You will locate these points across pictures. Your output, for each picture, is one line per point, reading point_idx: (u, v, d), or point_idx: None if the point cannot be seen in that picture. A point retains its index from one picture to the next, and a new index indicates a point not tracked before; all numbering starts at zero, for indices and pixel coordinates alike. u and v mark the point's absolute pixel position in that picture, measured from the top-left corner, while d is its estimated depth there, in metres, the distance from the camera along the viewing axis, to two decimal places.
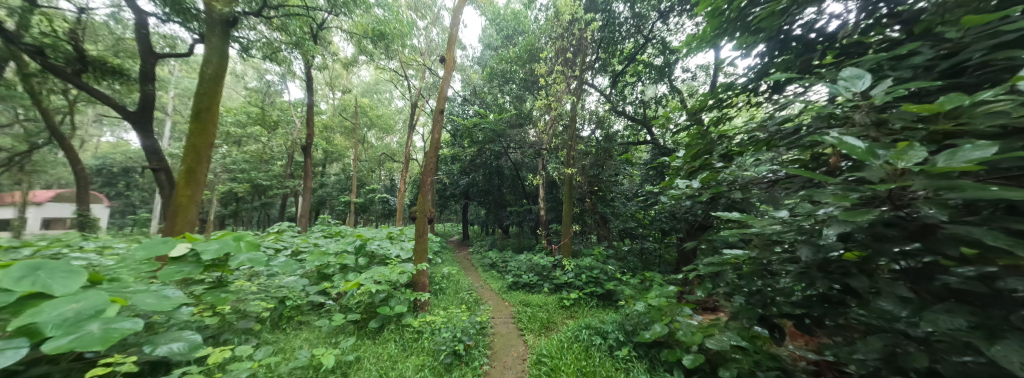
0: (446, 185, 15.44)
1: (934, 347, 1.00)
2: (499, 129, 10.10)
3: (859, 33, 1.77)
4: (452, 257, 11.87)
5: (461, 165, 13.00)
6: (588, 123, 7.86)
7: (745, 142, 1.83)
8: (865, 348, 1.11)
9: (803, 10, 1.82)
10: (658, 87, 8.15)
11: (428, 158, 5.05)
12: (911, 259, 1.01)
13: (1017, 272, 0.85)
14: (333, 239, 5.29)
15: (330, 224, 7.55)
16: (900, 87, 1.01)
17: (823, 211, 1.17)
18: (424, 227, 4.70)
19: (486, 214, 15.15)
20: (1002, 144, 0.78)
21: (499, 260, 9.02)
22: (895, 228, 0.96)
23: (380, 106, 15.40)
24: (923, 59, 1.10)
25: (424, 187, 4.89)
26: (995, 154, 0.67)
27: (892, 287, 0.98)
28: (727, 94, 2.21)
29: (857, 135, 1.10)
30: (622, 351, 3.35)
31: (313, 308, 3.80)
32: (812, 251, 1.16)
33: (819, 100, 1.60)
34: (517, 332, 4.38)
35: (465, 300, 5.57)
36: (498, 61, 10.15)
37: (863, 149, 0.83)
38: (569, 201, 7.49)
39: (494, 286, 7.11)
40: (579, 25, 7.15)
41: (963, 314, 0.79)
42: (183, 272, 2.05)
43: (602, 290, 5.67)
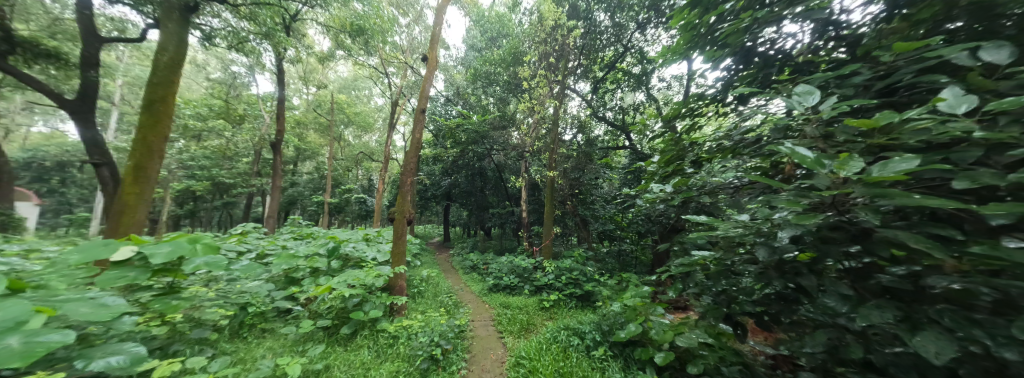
0: (428, 185, 15.20)
1: (869, 339, 1.11)
2: (482, 130, 9.87)
3: (812, 52, 1.94)
4: (432, 259, 11.65)
5: (443, 166, 12.87)
6: (570, 127, 8.06)
7: (713, 149, 1.93)
8: (813, 342, 1.20)
9: (764, 29, 1.97)
10: (636, 95, 8.40)
11: (408, 158, 4.91)
12: (851, 260, 1.12)
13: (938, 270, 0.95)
14: (303, 240, 5.01)
15: (301, 225, 7.18)
16: (844, 104, 1.11)
17: (778, 214, 1.25)
18: (402, 229, 4.57)
19: (467, 215, 15.02)
20: (926, 158, 0.88)
21: (480, 262, 8.96)
22: (838, 231, 1.06)
23: (358, 103, 14.89)
24: (863, 79, 1.22)
25: (403, 189, 4.76)
26: (917, 166, 0.76)
27: (835, 286, 1.07)
28: (698, 103, 2.34)
29: (807, 146, 1.20)
30: (598, 350, 3.41)
31: (279, 314, 3.58)
32: (768, 253, 1.25)
33: (778, 111, 1.73)
34: (496, 334, 4.36)
35: (445, 302, 5.47)
36: (482, 63, 10.16)
37: (812, 158, 0.92)
38: (550, 203, 7.55)
39: (474, 288, 7.03)
40: (562, 31, 7.28)
41: (891, 308, 0.88)
42: (127, 278, 1.87)
43: (580, 291, 5.76)
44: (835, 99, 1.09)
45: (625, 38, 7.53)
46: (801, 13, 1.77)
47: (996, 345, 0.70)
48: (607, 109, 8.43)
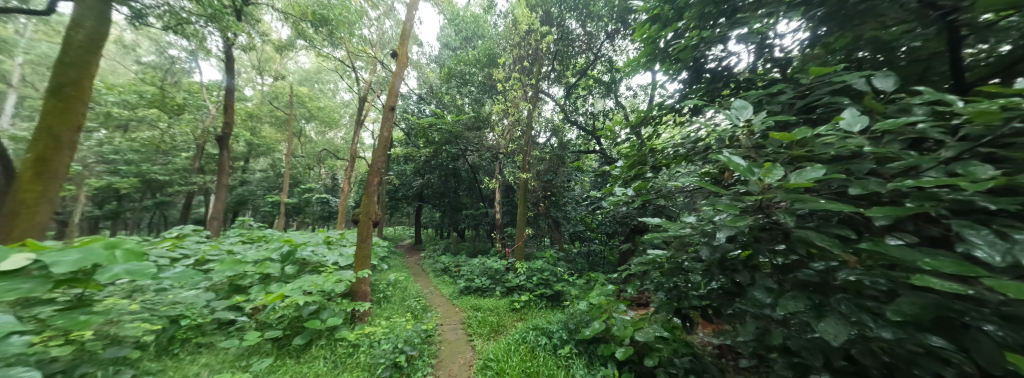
0: (398, 186, 14.69)
1: (790, 327, 1.26)
2: (455, 130, 9.69)
3: (752, 71, 2.17)
4: (401, 262, 11.21)
5: (415, 165, 12.54)
6: (544, 130, 8.18)
7: (671, 155, 2.06)
8: (745, 330, 1.35)
9: (712, 47, 2.18)
10: (606, 101, 8.77)
11: (376, 157, 4.68)
12: (778, 257, 1.26)
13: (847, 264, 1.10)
14: (253, 244, 4.57)
15: (252, 227, 6.55)
16: (772, 119, 1.26)
17: (718, 217, 1.39)
18: (368, 231, 4.36)
19: (440, 217, 14.67)
20: (835, 167, 1.02)
21: (451, 265, 8.77)
22: (767, 231, 1.19)
23: (321, 97, 13.97)
24: (788, 97, 1.39)
25: (368, 189, 4.53)
26: (823, 174, 0.89)
27: (763, 281, 1.21)
28: (658, 112, 2.51)
29: (743, 155, 1.34)
30: (565, 348, 3.48)
31: (219, 326, 3.23)
32: (710, 251, 1.37)
33: (723, 123, 1.91)
34: (466, 337, 4.29)
35: (412, 307, 5.29)
36: (456, 62, 10.03)
37: (744, 167, 1.03)
38: (524, 205, 7.59)
39: (445, 291, 6.88)
40: (535, 36, 7.36)
41: (804, 299, 1.02)
42: (20, 290, 1.59)
43: (550, 291, 5.85)
44: (764, 115, 1.23)
45: (596, 47, 7.97)
46: (742, 36, 1.97)
47: (878, 326, 0.83)
48: (579, 114, 8.69)
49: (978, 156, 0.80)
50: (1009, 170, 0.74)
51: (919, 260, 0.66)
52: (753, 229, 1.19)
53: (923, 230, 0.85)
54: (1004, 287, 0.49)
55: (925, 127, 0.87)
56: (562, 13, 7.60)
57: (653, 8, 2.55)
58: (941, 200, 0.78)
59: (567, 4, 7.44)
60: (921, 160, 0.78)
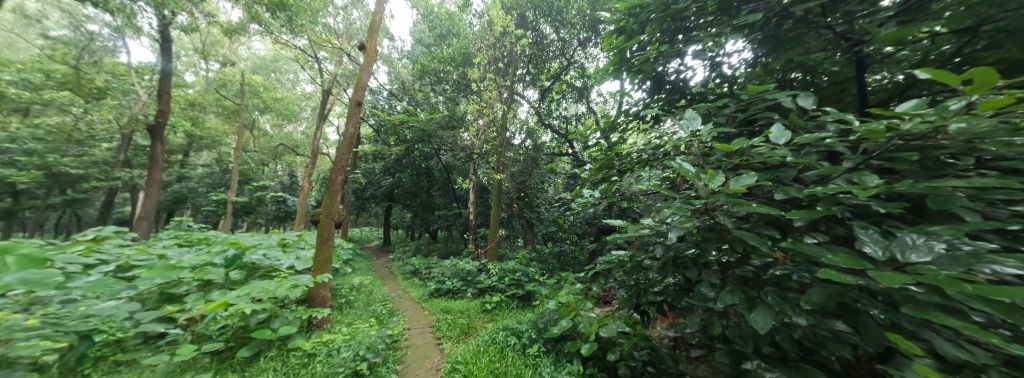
0: (366, 185, 14.00)
1: (729, 317, 1.40)
2: (428, 129, 9.37)
3: (706, 85, 2.37)
4: (367, 265, 10.63)
5: (385, 164, 12.07)
6: (519, 132, 8.22)
7: (635, 160, 2.17)
8: (692, 322, 1.47)
9: (670, 61, 2.35)
10: (578, 106, 9.00)
11: (340, 154, 4.40)
12: (721, 255, 1.39)
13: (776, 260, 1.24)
14: (191, 247, 4.08)
15: (192, 228, 5.85)
16: (717, 130, 1.38)
17: (671, 218, 1.50)
18: (328, 232, 4.08)
19: (411, 218, 14.15)
20: (766, 174, 1.15)
21: (421, 267, 8.49)
22: (712, 232, 1.30)
23: (279, 87, 12.87)
24: (730, 110, 1.55)
25: (330, 189, 4.26)
26: (755, 181, 1.00)
27: (707, 276, 1.33)
28: (625, 119, 2.63)
29: (693, 162, 1.46)
30: (533, 347, 3.52)
31: (145, 340, 2.80)
32: (664, 250, 1.48)
33: (680, 131, 2.05)
34: (434, 341, 4.19)
35: (378, 312, 5.05)
36: (429, 59, 9.72)
37: (693, 173, 1.12)
38: (497, 205, 7.58)
39: (414, 294, 6.66)
40: (510, 38, 7.40)
41: (740, 292, 1.13)
42: None
43: (522, 291, 5.89)
44: (710, 126, 1.36)
45: (569, 53, 8.23)
46: (696, 52, 2.15)
47: (795, 314, 0.96)
48: (553, 117, 8.86)
49: (868, 168, 0.96)
50: (886, 180, 0.90)
51: (824, 256, 0.77)
52: (699, 229, 1.31)
53: (832, 230, 1.00)
54: (880, 277, 0.59)
55: (832, 141, 1.01)
56: (536, 18, 7.79)
57: (620, 20, 2.69)
58: (842, 204, 0.91)
59: (541, 9, 7.64)
60: (829, 170, 0.91)
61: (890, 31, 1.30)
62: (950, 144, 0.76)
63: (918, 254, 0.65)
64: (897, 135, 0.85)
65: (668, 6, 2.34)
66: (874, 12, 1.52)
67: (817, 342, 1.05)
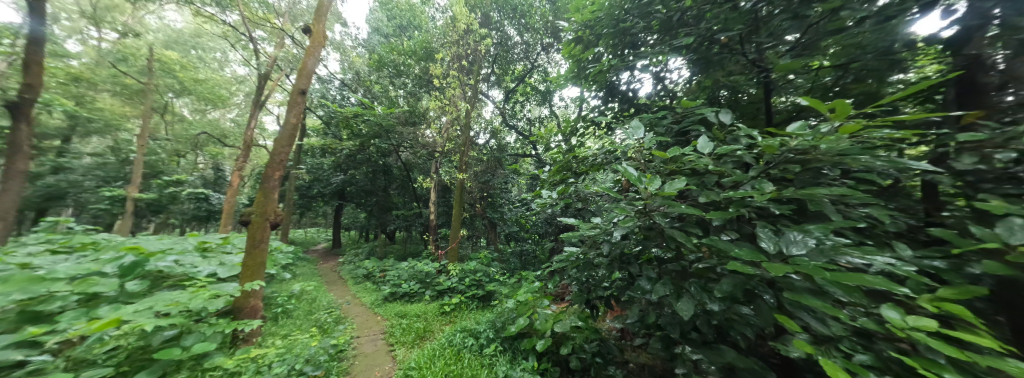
0: (313, 182, 12.73)
1: (662, 307, 1.54)
2: (386, 124, 8.77)
3: (653, 97, 2.60)
4: (311, 270, 9.62)
5: (335, 160, 11.12)
6: (483, 131, 8.11)
7: (590, 163, 2.29)
8: (631, 315, 1.60)
9: (622, 72, 2.52)
10: (542, 109, 9.18)
11: (279, 146, 3.91)
12: (658, 251, 1.53)
13: (703, 256, 1.40)
14: (70, 255, 3.24)
15: (72, 232, 4.72)
16: (657, 139, 1.52)
17: (616, 218, 1.62)
18: (262, 234, 3.63)
19: (365, 218, 13.21)
20: (693, 180, 1.30)
21: (375, 270, 7.96)
22: (651, 230, 1.43)
23: (202, 67, 11.04)
24: (667, 121, 1.74)
25: (266, 185, 3.79)
26: (685, 185, 1.12)
27: (646, 272, 1.46)
28: (583, 125, 2.76)
29: (637, 167, 1.59)
30: (489, 347, 3.49)
31: None
32: (609, 248, 1.59)
33: (630, 138, 2.21)
34: (386, 348, 3.97)
35: (323, 320, 4.62)
36: (388, 50, 9.17)
37: (635, 176, 1.23)
38: (459, 205, 7.45)
39: (365, 300, 6.23)
40: (474, 37, 7.27)
41: (669, 284, 1.27)
42: None
43: (482, 292, 5.82)
44: (651, 135, 1.50)
45: (533, 57, 8.45)
46: (644, 66, 2.35)
47: (710, 302, 1.12)
48: (517, 119, 8.94)
49: (767, 177, 1.16)
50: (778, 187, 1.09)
51: (733, 249, 0.90)
52: (639, 229, 1.43)
53: (741, 229, 1.17)
54: (771, 268, 0.72)
55: (742, 153, 1.19)
56: (500, 19, 7.97)
57: (578, 30, 2.83)
58: (749, 206, 1.08)
59: (505, 11, 7.85)
60: (739, 178, 1.08)
61: (789, 62, 1.57)
62: (822, 159, 0.96)
63: (798, 248, 0.80)
64: (787, 149, 1.02)
65: (619, 23, 2.53)
66: (777, 45, 1.84)
67: (728, 325, 1.22)
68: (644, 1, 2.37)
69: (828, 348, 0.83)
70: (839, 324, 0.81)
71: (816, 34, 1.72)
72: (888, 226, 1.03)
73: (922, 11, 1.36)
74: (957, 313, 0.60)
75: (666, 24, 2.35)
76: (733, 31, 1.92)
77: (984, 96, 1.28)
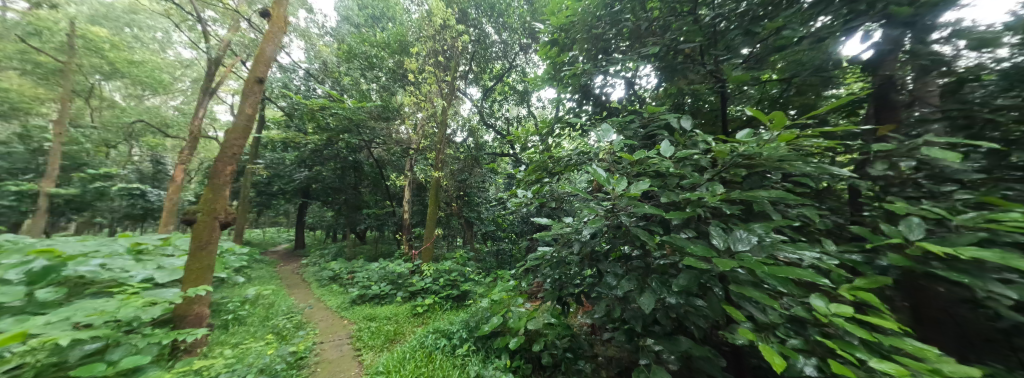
0: (273, 178, 11.81)
1: (627, 302, 1.62)
2: (356, 118, 8.30)
3: (626, 102, 2.71)
4: (269, 273, 8.90)
5: (299, 154, 10.39)
6: (459, 129, 7.89)
7: (564, 164, 2.34)
8: (599, 310, 1.66)
9: (595, 76, 2.61)
10: (520, 109, 9.18)
11: (231, 138, 3.56)
12: (625, 249, 1.61)
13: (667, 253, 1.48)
14: None
15: None
16: (625, 142, 1.60)
17: (588, 217, 1.67)
18: (210, 233, 3.30)
19: (332, 217, 12.47)
20: (659, 181, 1.38)
21: (343, 271, 7.56)
22: (618, 230, 1.50)
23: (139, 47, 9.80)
24: (635, 125, 1.83)
25: (214, 181, 3.44)
26: (648, 186, 1.20)
27: (613, 269, 1.53)
28: (558, 126, 2.81)
29: (605, 169, 1.66)
30: (462, 347, 3.45)
31: None
32: (580, 246, 1.63)
33: (603, 140, 2.28)
34: (353, 353, 3.78)
35: (281, 327, 4.30)
36: (359, 41, 8.74)
37: (604, 177, 1.28)
38: (434, 204, 7.30)
39: (330, 303, 5.89)
40: (450, 33, 7.07)
41: (632, 280, 1.34)
42: None
43: (457, 292, 5.71)
44: (619, 138, 1.57)
45: (511, 56, 8.51)
46: (617, 70, 2.44)
47: (668, 296, 1.20)
48: (495, 118, 8.90)
49: (720, 180, 1.26)
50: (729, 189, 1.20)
51: (691, 247, 0.97)
52: (607, 228, 1.49)
53: (697, 227, 1.26)
54: (721, 263, 0.79)
55: (699, 157, 1.29)
56: (478, 17, 7.91)
57: (554, 33, 2.88)
58: (704, 207, 1.17)
59: (483, 9, 7.81)
60: (696, 180, 1.16)
61: (741, 75, 1.72)
62: (765, 164, 1.07)
63: (742, 244, 0.88)
64: (736, 154, 1.13)
65: (592, 29, 2.61)
66: (732, 57, 2.01)
67: (684, 316, 1.31)
68: (615, 9, 2.48)
69: (767, 335, 0.93)
70: (775, 312, 0.90)
71: (765, 51, 1.90)
72: (818, 224, 1.16)
73: (846, 33, 1.52)
74: (867, 300, 0.69)
75: (635, 32, 2.47)
76: (694, 43, 2.07)
77: (896, 111, 1.52)
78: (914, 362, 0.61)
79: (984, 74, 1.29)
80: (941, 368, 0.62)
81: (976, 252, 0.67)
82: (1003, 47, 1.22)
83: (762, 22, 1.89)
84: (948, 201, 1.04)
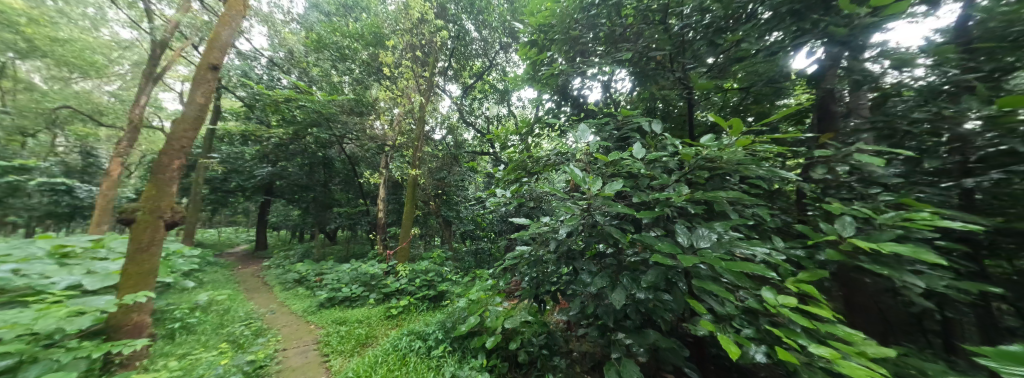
0: (231, 174, 10.88)
1: (599, 299, 1.67)
2: (326, 112, 7.82)
3: (604, 104, 2.80)
4: (225, 276, 8.18)
5: (260, 148, 9.64)
6: (438, 126, 7.70)
7: (543, 164, 2.37)
8: (573, 307, 1.70)
9: (573, 78, 2.67)
10: (500, 108, 9.15)
11: (181, 129, 3.21)
12: (599, 248, 1.66)
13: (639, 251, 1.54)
14: None
15: None
16: (600, 144, 1.65)
17: (564, 217, 1.69)
18: (154, 233, 2.96)
19: (299, 215, 11.71)
20: (632, 182, 1.43)
21: (310, 273, 7.14)
22: (592, 229, 1.53)
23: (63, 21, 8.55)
24: (610, 128, 1.90)
25: (159, 176, 3.05)
26: (621, 187, 1.24)
27: (587, 267, 1.58)
28: (538, 126, 2.84)
29: (582, 169, 1.70)
30: (437, 349, 3.38)
31: None
32: (556, 246, 1.66)
33: (580, 142, 2.33)
34: (320, 359, 3.59)
35: (237, 335, 3.98)
36: (330, 30, 8.26)
37: (579, 178, 1.31)
38: (411, 203, 7.10)
39: (295, 307, 5.53)
40: (428, 27, 6.86)
41: (604, 279, 1.39)
42: None
43: (434, 292, 5.57)
44: (595, 139, 1.62)
45: (491, 54, 8.49)
46: (593, 73, 2.50)
47: (636, 291, 1.26)
48: (475, 116, 8.80)
49: (686, 181, 1.33)
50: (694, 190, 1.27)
51: (659, 244, 1.01)
52: (583, 227, 1.53)
53: (665, 226, 1.33)
54: (685, 261, 0.84)
55: (667, 160, 1.36)
56: (457, 12, 7.76)
57: (533, 34, 2.90)
58: (671, 206, 1.23)
59: (463, 5, 7.68)
60: (664, 182, 1.22)
61: (705, 83, 1.83)
62: (725, 166, 1.14)
63: (704, 241, 0.94)
64: (701, 157, 1.19)
65: (569, 31, 2.66)
66: (698, 66, 2.14)
67: (651, 310, 1.38)
68: (591, 13, 2.53)
69: (724, 325, 1.00)
70: (731, 305, 0.98)
71: (726, 62, 2.06)
72: (771, 223, 1.27)
73: (795, 48, 1.67)
74: (809, 292, 0.75)
75: (610, 37, 2.55)
76: (663, 51, 2.16)
77: (835, 121, 1.77)
78: (846, 346, 0.68)
79: (904, 90, 1.49)
80: (866, 350, 0.70)
81: (894, 246, 0.76)
82: (919, 68, 1.40)
83: (724, 35, 2.02)
84: (876, 202, 1.18)
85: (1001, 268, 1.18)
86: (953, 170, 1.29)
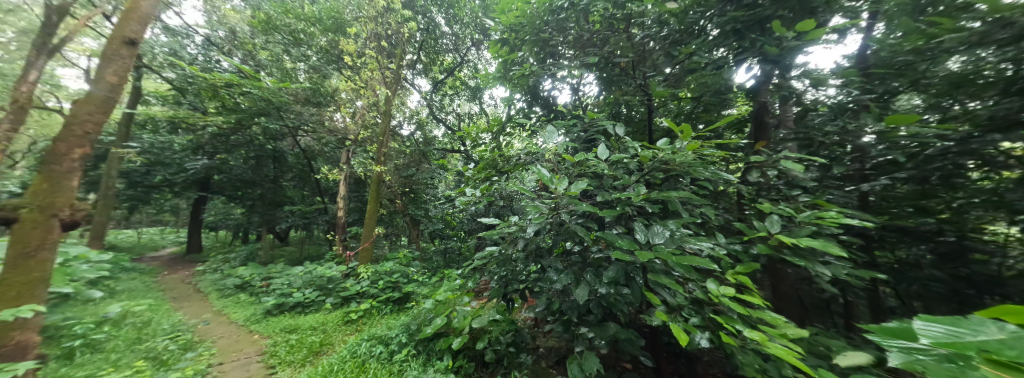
0: (155, 166, 9.42)
1: (565, 294, 1.72)
2: (276, 100, 7.04)
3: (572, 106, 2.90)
4: (146, 284, 7.08)
5: (194, 137, 8.48)
6: (406, 121, 7.25)
7: (514, 163, 2.37)
8: (540, 303, 1.73)
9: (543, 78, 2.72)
10: (471, 106, 9.02)
11: (87, 111, 2.71)
12: (565, 246, 1.70)
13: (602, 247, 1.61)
14: None
15: None
16: (567, 144, 1.69)
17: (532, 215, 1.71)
18: (45, 234, 2.44)
19: (243, 214, 10.52)
20: (596, 181, 1.49)
21: (256, 278, 6.45)
22: (558, 228, 1.57)
23: None
24: (577, 130, 1.98)
25: (56, 166, 2.55)
26: (585, 186, 1.28)
27: (553, 264, 1.61)
28: (509, 125, 2.85)
29: (550, 169, 1.73)
30: (400, 353, 3.23)
31: None
32: (524, 244, 1.67)
33: (549, 142, 2.37)
34: (264, 372, 3.27)
35: (160, 350, 3.46)
36: (281, 11, 7.51)
37: (548, 177, 1.32)
38: (375, 201, 6.72)
39: (236, 316, 4.96)
40: (395, 17, 6.50)
41: (569, 275, 1.43)
42: None
43: (398, 294, 5.30)
44: (562, 140, 1.66)
45: (462, 50, 8.31)
46: (562, 75, 2.56)
47: (597, 286, 1.32)
48: (445, 113, 8.56)
49: (644, 181, 1.42)
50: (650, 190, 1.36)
51: (620, 242, 1.07)
52: (549, 226, 1.56)
53: (625, 223, 1.40)
54: (643, 257, 0.90)
55: (628, 161, 1.44)
56: (427, 5, 7.53)
57: (505, 33, 2.91)
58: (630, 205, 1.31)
59: None
60: (625, 182, 1.28)
61: (661, 90, 1.97)
62: (678, 168, 1.23)
63: (658, 238, 1.02)
64: (658, 159, 1.28)
65: (540, 33, 2.71)
66: (656, 74, 2.31)
67: (612, 303, 1.45)
68: (561, 16, 2.60)
69: (675, 314, 1.09)
70: (682, 295, 1.06)
71: (681, 73, 2.24)
72: (716, 220, 1.40)
73: (737, 64, 1.86)
74: (744, 282, 0.85)
75: (579, 41, 2.62)
76: (626, 58, 2.27)
77: (768, 131, 2.01)
78: (772, 327, 0.78)
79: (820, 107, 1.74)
80: (785, 331, 0.81)
81: (808, 240, 0.89)
82: (830, 88, 1.65)
83: (679, 48, 2.20)
84: (797, 202, 1.36)
85: (887, 256, 1.56)
86: (854, 176, 1.59)
